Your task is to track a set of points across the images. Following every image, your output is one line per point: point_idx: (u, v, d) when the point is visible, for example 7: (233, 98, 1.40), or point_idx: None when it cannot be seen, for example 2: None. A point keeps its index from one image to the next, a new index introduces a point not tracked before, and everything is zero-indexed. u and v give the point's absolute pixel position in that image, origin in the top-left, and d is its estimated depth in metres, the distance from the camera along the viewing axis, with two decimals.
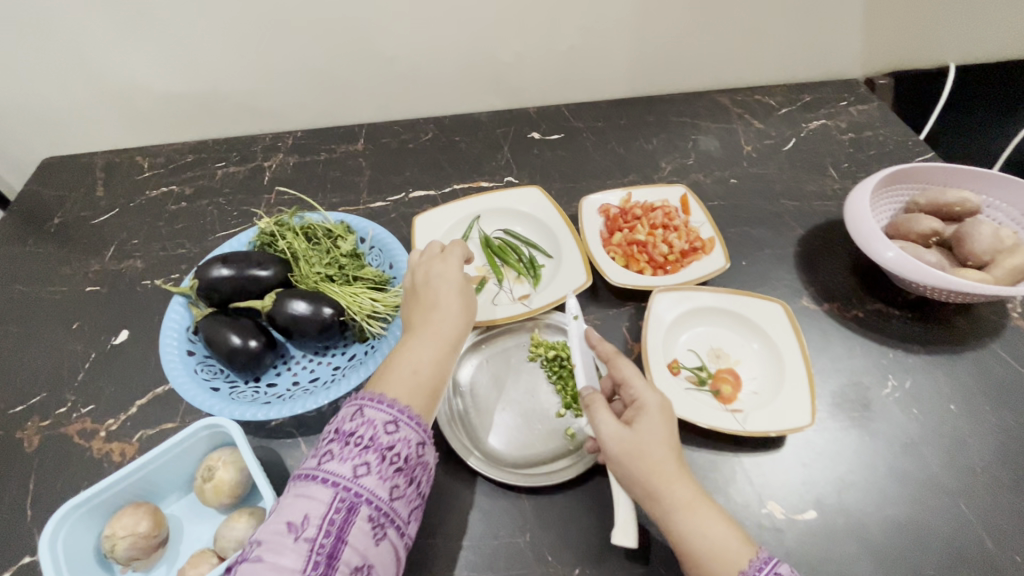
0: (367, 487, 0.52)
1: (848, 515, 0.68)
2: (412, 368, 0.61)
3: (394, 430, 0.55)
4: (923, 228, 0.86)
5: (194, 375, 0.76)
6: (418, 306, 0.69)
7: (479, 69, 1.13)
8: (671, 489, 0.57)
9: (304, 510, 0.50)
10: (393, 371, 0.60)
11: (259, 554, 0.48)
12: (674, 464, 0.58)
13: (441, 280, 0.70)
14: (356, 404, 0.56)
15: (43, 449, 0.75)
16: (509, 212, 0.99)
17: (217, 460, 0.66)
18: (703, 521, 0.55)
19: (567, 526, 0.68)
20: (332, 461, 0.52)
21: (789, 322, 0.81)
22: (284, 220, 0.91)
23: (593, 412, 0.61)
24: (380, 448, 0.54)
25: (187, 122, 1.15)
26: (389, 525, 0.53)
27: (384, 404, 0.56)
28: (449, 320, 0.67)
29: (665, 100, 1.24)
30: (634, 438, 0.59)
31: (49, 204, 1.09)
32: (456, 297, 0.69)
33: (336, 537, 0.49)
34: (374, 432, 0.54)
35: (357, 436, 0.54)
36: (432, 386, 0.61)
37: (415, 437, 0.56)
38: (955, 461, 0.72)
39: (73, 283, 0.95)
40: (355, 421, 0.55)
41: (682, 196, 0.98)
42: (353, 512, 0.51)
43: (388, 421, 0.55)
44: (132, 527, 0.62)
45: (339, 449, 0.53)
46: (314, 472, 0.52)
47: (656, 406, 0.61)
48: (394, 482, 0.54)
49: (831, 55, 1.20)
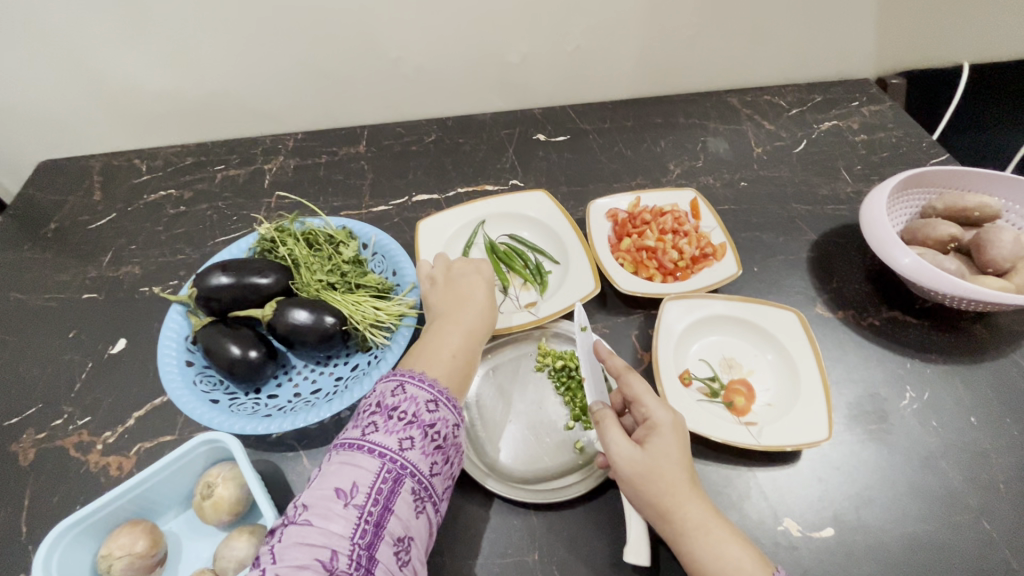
0: (411, 461, 0.51)
1: (867, 533, 0.66)
2: (449, 350, 0.62)
3: (436, 408, 0.54)
4: (942, 233, 0.84)
5: (193, 387, 0.74)
6: (452, 295, 0.71)
7: (484, 70, 1.10)
8: (683, 510, 0.55)
9: (351, 478, 0.48)
10: (433, 352, 0.61)
11: (308, 518, 0.46)
12: (686, 483, 0.56)
13: (477, 280, 0.74)
14: (398, 380, 0.55)
15: (39, 462, 0.74)
16: (515, 216, 0.97)
17: (216, 476, 0.64)
18: (718, 543, 0.54)
19: (577, 544, 0.66)
20: (378, 433, 0.51)
21: (803, 331, 0.79)
22: (284, 226, 0.89)
23: (603, 429, 0.59)
24: (423, 424, 0.53)
25: (186, 125, 1.13)
26: (428, 500, 0.52)
27: (425, 382, 0.55)
28: (484, 314, 0.70)
29: (673, 101, 1.21)
30: (644, 457, 0.57)
31: (46, 209, 1.07)
32: (491, 295, 0.73)
33: (383, 506, 0.48)
34: (417, 408, 0.53)
35: (400, 411, 0.53)
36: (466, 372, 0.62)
37: (452, 418, 0.55)
38: (977, 476, 0.70)
39: (70, 290, 0.93)
40: (399, 396, 0.53)
41: (692, 200, 0.95)
42: (398, 484, 0.50)
43: (429, 400, 0.54)
44: (129, 546, 0.60)
45: (384, 421, 0.52)
46: (358, 443, 0.51)
47: (668, 423, 0.59)
48: (434, 458, 0.53)
49: (843, 54, 1.18)
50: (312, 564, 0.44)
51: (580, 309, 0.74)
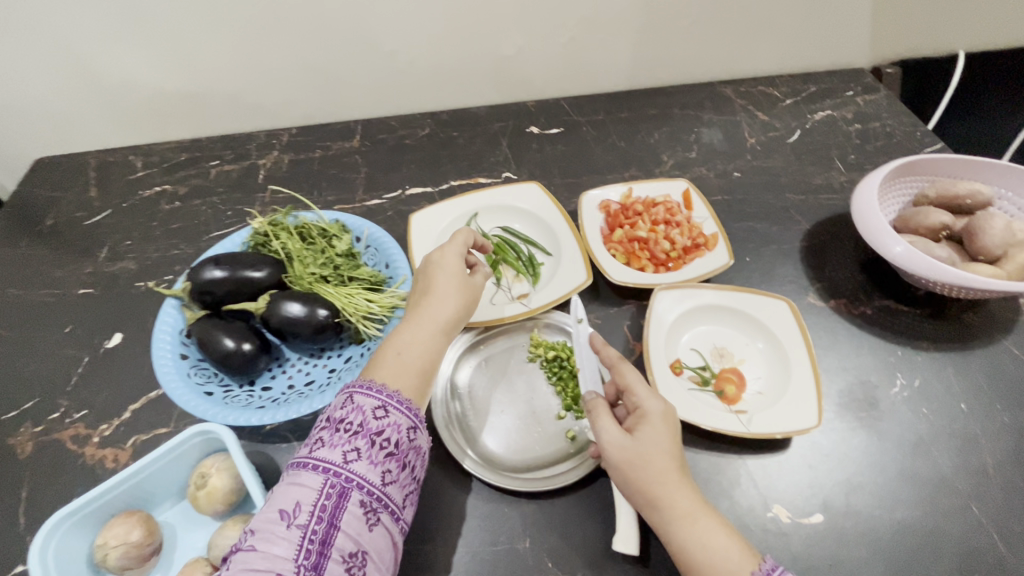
0: (358, 472, 0.51)
1: (856, 518, 0.67)
2: (394, 352, 0.62)
3: (384, 415, 0.55)
4: (933, 221, 0.84)
5: (187, 379, 0.75)
6: (415, 295, 0.70)
7: (477, 63, 1.10)
8: (670, 498, 0.55)
9: (295, 497, 0.49)
10: (380, 356, 0.62)
11: (252, 544, 0.47)
12: (674, 473, 0.57)
13: (439, 268, 0.71)
14: (347, 391, 0.56)
15: (36, 455, 0.74)
16: (507, 209, 0.97)
17: (210, 466, 0.64)
18: (704, 530, 0.54)
19: (568, 532, 0.67)
20: (323, 449, 0.52)
21: (794, 320, 0.79)
22: (277, 220, 0.89)
23: (595, 418, 0.61)
24: (369, 433, 0.53)
25: (182, 121, 1.13)
26: (383, 511, 0.52)
27: (373, 390, 0.56)
28: (442, 307, 0.67)
29: (666, 92, 1.21)
30: (633, 445, 0.58)
31: (42, 205, 1.08)
32: (452, 284, 0.70)
33: (329, 523, 0.48)
34: (363, 418, 0.54)
35: (347, 423, 0.53)
36: (420, 369, 0.61)
37: (405, 421, 0.56)
38: (966, 462, 0.70)
39: (66, 286, 0.94)
40: (346, 408, 0.54)
41: (684, 190, 0.96)
42: (344, 498, 0.50)
43: (376, 406, 0.55)
44: (124, 536, 0.61)
45: (330, 435, 0.52)
46: (306, 460, 0.51)
47: (659, 412, 0.60)
48: (386, 467, 0.53)
49: (838, 43, 1.17)
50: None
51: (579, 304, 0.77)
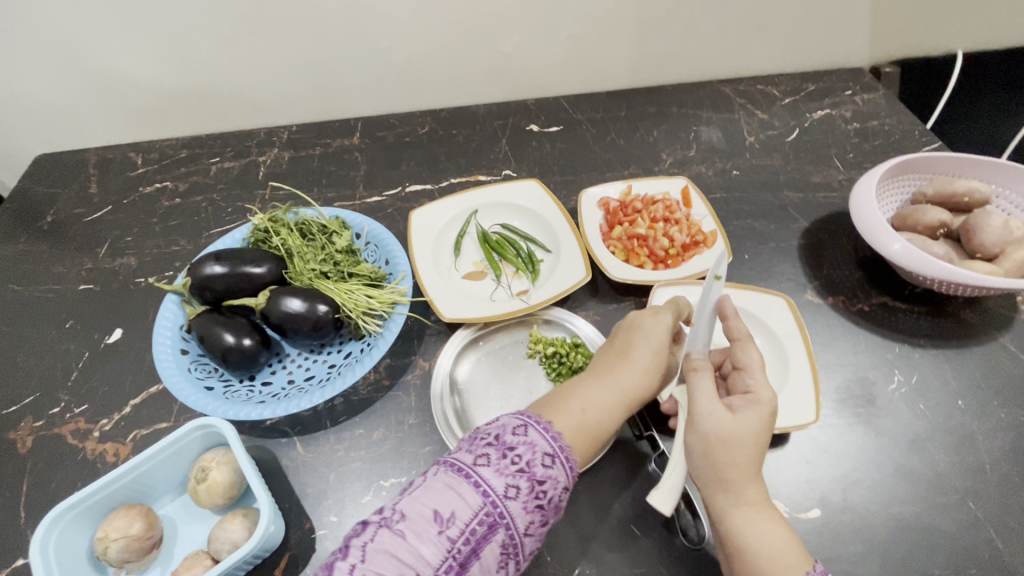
0: (510, 511, 0.49)
1: (854, 514, 0.67)
2: (581, 406, 0.60)
3: (550, 464, 0.52)
4: (931, 219, 0.84)
5: (188, 374, 0.75)
6: (611, 349, 0.67)
7: (478, 61, 1.11)
8: (744, 487, 0.56)
9: (451, 506, 0.47)
10: (563, 403, 0.60)
11: (400, 530, 0.46)
12: (755, 462, 0.57)
13: (653, 332, 0.66)
14: (522, 419, 0.54)
15: (36, 450, 0.74)
16: (507, 206, 0.98)
17: (210, 460, 0.65)
18: (768, 523, 0.55)
19: (567, 527, 0.67)
20: (489, 469, 0.49)
21: (793, 316, 0.80)
22: (278, 216, 0.90)
23: (696, 379, 0.60)
24: (533, 477, 0.50)
25: (182, 118, 1.14)
26: (514, 557, 0.50)
27: (547, 433, 0.53)
28: (639, 375, 0.63)
29: (665, 90, 1.21)
30: (732, 423, 0.57)
31: (42, 201, 1.08)
32: (654, 360, 0.64)
33: (472, 548, 0.47)
34: (533, 458, 0.51)
35: (516, 454, 0.51)
36: (592, 436, 0.59)
37: (563, 481, 0.52)
38: (963, 458, 0.71)
39: (66, 281, 0.94)
40: (520, 437, 0.52)
41: (683, 188, 0.96)
42: (492, 531, 0.48)
43: (547, 453, 0.52)
44: (124, 529, 0.61)
45: (497, 457, 0.50)
46: (467, 470, 0.49)
47: (769, 406, 0.59)
48: (534, 516, 0.50)
49: (836, 42, 1.18)
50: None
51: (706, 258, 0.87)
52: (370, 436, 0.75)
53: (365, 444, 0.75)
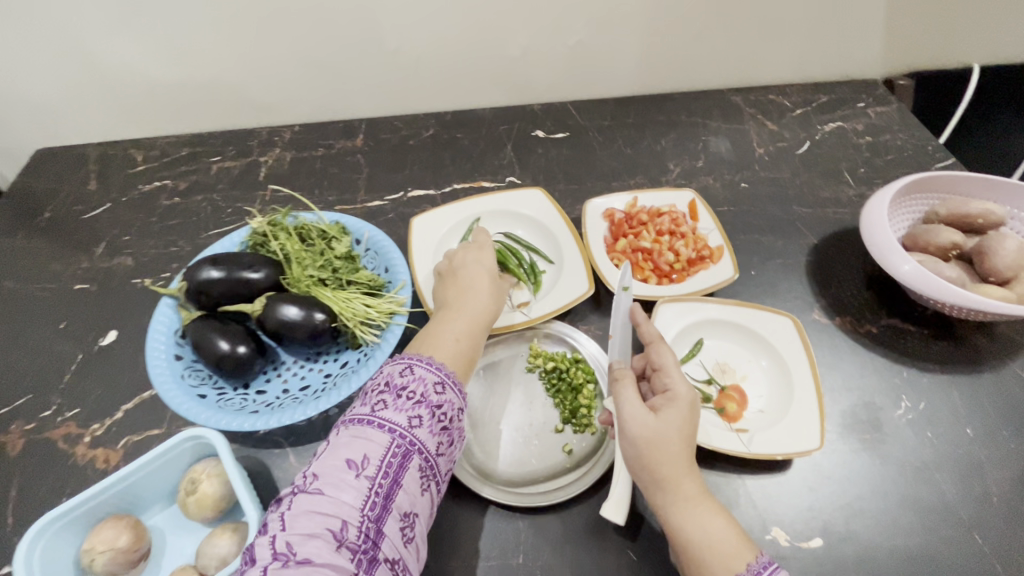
0: (420, 438, 0.53)
1: (856, 544, 0.65)
2: (453, 335, 0.64)
3: (443, 391, 0.57)
4: (943, 240, 0.82)
5: (181, 381, 0.74)
6: (452, 285, 0.72)
7: (485, 65, 1.09)
8: (679, 483, 0.56)
9: (362, 450, 0.50)
10: (435, 340, 0.63)
11: (319, 488, 0.47)
12: (685, 458, 0.58)
13: (477, 263, 0.75)
14: (406, 361, 0.57)
15: (27, 453, 0.73)
16: (510, 214, 0.96)
17: (201, 472, 0.63)
18: (709, 513, 0.55)
19: (561, 550, 0.66)
20: (388, 411, 0.53)
21: (799, 337, 0.78)
22: (277, 220, 0.88)
23: (620, 386, 0.62)
24: (431, 405, 0.55)
25: (184, 115, 1.12)
26: (433, 479, 0.54)
27: (433, 365, 0.58)
28: (486, 296, 0.71)
29: (673, 98, 1.19)
30: (655, 423, 0.58)
31: (40, 197, 1.07)
32: (488, 280, 0.73)
33: (393, 479, 0.50)
34: (425, 390, 0.55)
35: (410, 391, 0.55)
36: (469, 357, 0.64)
37: (457, 401, 0.58)
38: (970, 488, 0.69)
39: (62, 280, 0.93)
40: (409, 376, 0.56)
41: (690, 201, 0.94)
42: (407, 460, 0.52)
43: (437, 381, 0.57)
44: (111, 542, 0.60)
45: (393, 399, 0.54)
46: (369, 418, 0.52)
47: (683, 398, 0.60)
48: (440, 439, 0.55)
49: (849, 53, 1.16)
50: (323, 533, 0.45)
51: (709, 275, 0.86)
52: None
53: None
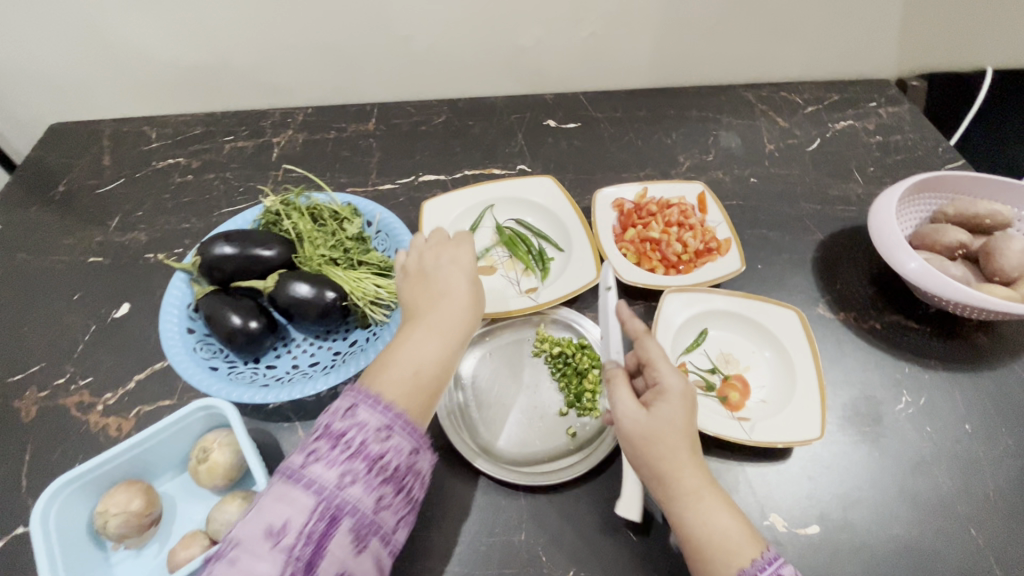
0: (352, 497, 0.48)
1: (852, 532, 0.67)
2: (413, 365, 0.56)
3: (386, 437, 0.51)
4: (951, 240, 0.83)
5: (193, 354, 0.75)
6: (425, 292, 0.65)
7: (498, 53, 1.10)
8: (678, 478, 0.57)
9: (283, 516, 0.46)
10: (391, 369, 0.56)
11: (234, 556, 0.45)
12: (685, 451, 0.58)
13: (457, 273, 0.67)
14: (351, 399, 0.52)
15: (40, 419, 0.75)
16: (520, 201, 0.97)
17: (212, 441, 0.65)
18: (710, 507, 0.56)
19: (563, 529, 0.67)
20: (318, 465, 0.48)
21: (803, 330, 0.79)
22: (290, 199, 0.89)
23: (612, 388, 0.61)
24: (369, 456, 0.49)
25: (198, 94, 1.13)
26: (375, 536, 0.49)
27: (379, 405, 0.52)
28: (457, 314, 0.62)
29: (685, 92, 1.20)
30: (649, 421, 0.58)
31: (54, 171, 1.07)
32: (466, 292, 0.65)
33: (317, 547, 0.46)
34: (365, 438, 0.49)
35: (347, 440, 0.49)
36: (432, 388, 0.57)
37: (406, 445, 0.51)
38: (966, 482, 0.70)
39: (75, 253, 0.94)
40: (348, 420, 0.50)
41: (700, 193, 0.95)
42: (336, 523, 0.47)
43: (381, 427, 0.51)
44: (124, 505, 0.61)
45: (328, 450, 0.48)
46: (296, 474, 0.48)
47: (674, 395, 0.59)
48: (382, 492, 0.49)
49: (861, 53, 1.16)
50: None
51: (717, 267, 0.86)
52: None
53: None
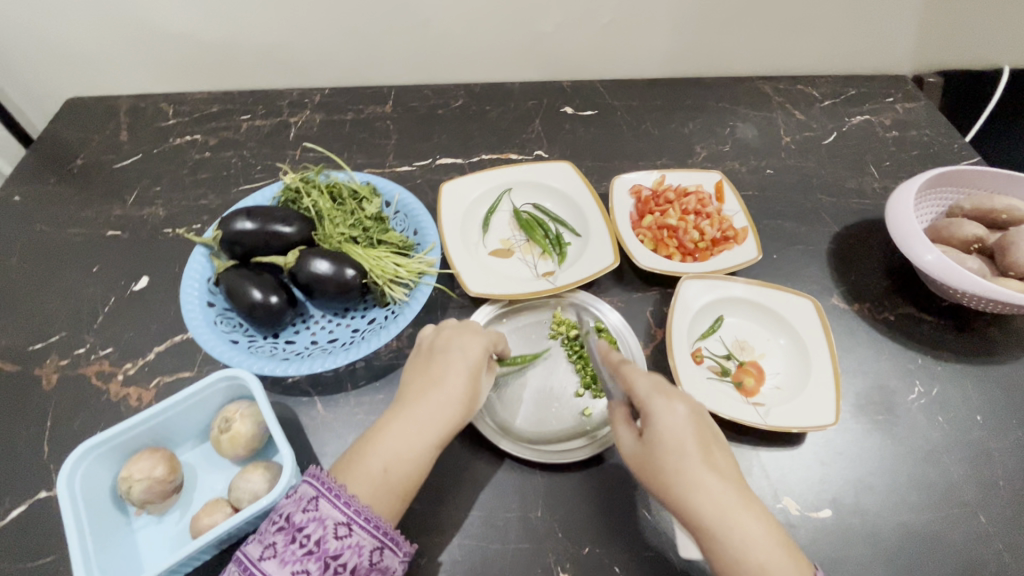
0: None
1: (863, 517, 0.68)
2: (383, 463, 0.58)
3: (345, 534, 0.55)
4: (968, 233, 0.83)
5: (214, 327, 0.75)
6: (420, 376, 0.65)
7: (517, 38, 1.09)
8: (694, 508, 0.54)
9: None
10: (364, 461, 0.58)
11: None
12: (691, 475, 0.55)
13: (456, 363, 0.65)
14: (314, 491, 0.56)
15: (61, 387, 0.76)
16: (538, 185, 0.97)
17: (234, 412, 0.65)
18: (734, 524, 0.52)
19: (578, 507, 0.68)
20: (273, 561, 0.52)
21: (819, 319, 0.79)
22: (309, 177, 0.89)
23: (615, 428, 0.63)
24: (324, 555, 0.53)
25: (215, 72, 1.12)
26: None
27: (340, 499, 0.56)
28: (441, 409, 0.62)
29: (702, 83, 1.19)
30: (646, 454, 0.58)
31: (71, 145, 1.07)
32: (461, 383, 0.63)
33: None
34: (323, 535, 0.54)
35: (305, 535, 0.54)
36: (401, 488, 0.58)
37: (367, 543, 0.55)
38: (976, 471, 0.71)
39: (93, 226, 0.94)
40: (308, 515, 0.55)
41: (717, 182, 0.95)
42: None
43: (341, 523, 0.55)
44: (148, 471, 0.62)
45: (285, 545, 0.53)
46: (253, 567, 0.53)
47: (661, 420, 0.58)
48: None
49: (880, 47, 1.16)
50: None
51: (734, 255, 0.87)
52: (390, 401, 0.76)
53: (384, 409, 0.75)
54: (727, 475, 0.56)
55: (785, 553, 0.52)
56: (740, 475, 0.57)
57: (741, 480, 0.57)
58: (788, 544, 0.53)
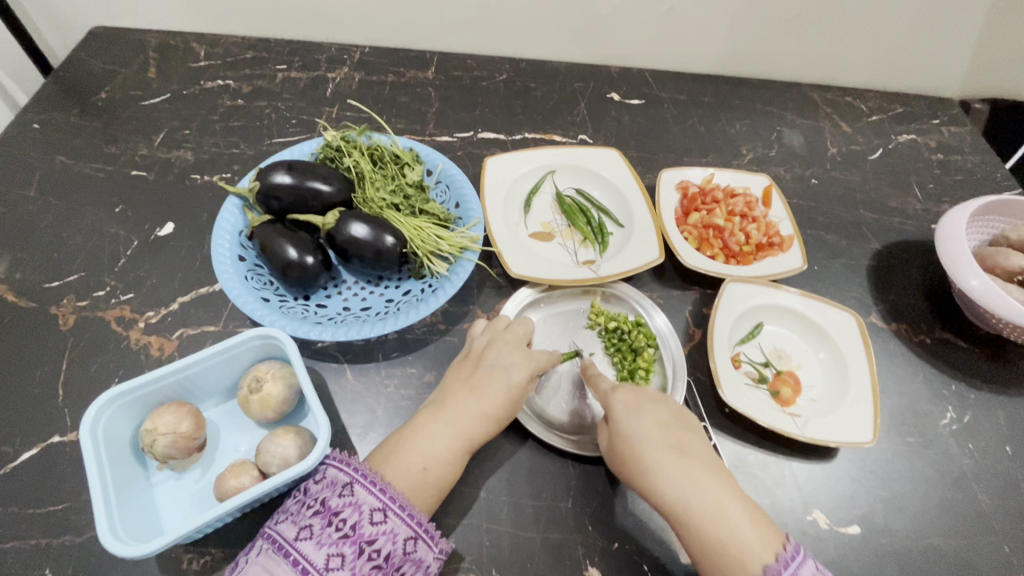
0: None
1: (891, 537, 0.68)
2: (420, 462, 0.57)
3: (381, 521, 0.52)
4: (1013, 264, 0.80)
5: (245, 282, 0.72)
6: (463, 382, 0.64)
7: (570, 16, 1.05)
8: (658, 489, 0.56)
9: None
10: (403, 458, 0.57)
11: None
12: (652, 457, 0.58)
13: (502, 379, 0.63)
14: (349, 475, 0.54)
15: (79, 329, 0.72)
16: (584, 171, 0.94)
17: (266, 372, 0.62)
18: (696, 502, 0.54)
19: (609, 501, 0.66)
20: (308, 543, 0.50)
21: (860, 335, 0.78)
22: (350, 137, 0.85)
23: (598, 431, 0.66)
24: (360, 540, 0.51)
25: (251, 18, 1.07)
26: None
27: (376, 486, 0.54)
28: (479, 421, 0.60)
29: (752, 84, 1.17)
30: (616, 446, 0.61)
31: (96, 77, 1.02)
32: (496, 403, 0.61)
33: None
34: (358, 520, 0.52)
35: (341, 519, 0.51)
36: (438, 489, 0.57)
37: (402, 531, 0.53)
38: (1003, 501, 0.71)
39: (118, 164, 0.90)
40: (344, 499, 0.52)
41: (766, 186, 0.93)
42: None
43: (376, 509, 0.53)
44: (174, 426, 0.59)
45: (320, 528, 0.51)
46: (288, 547, 0.50)
47: (619, 412, 0.62)
48: None
49: (936, 67, 1.13)
50: None
51: (779, 262, 0.85)
52: (422, 377, 0.74)
53: (416, 384, 0.73)
54: (689, 456, 0.58)
55: (751, 528, 0.53)
56: (712, 459, 0.59)
57: (709, 460, 0.58)
58: (755, 518, 0.54)
